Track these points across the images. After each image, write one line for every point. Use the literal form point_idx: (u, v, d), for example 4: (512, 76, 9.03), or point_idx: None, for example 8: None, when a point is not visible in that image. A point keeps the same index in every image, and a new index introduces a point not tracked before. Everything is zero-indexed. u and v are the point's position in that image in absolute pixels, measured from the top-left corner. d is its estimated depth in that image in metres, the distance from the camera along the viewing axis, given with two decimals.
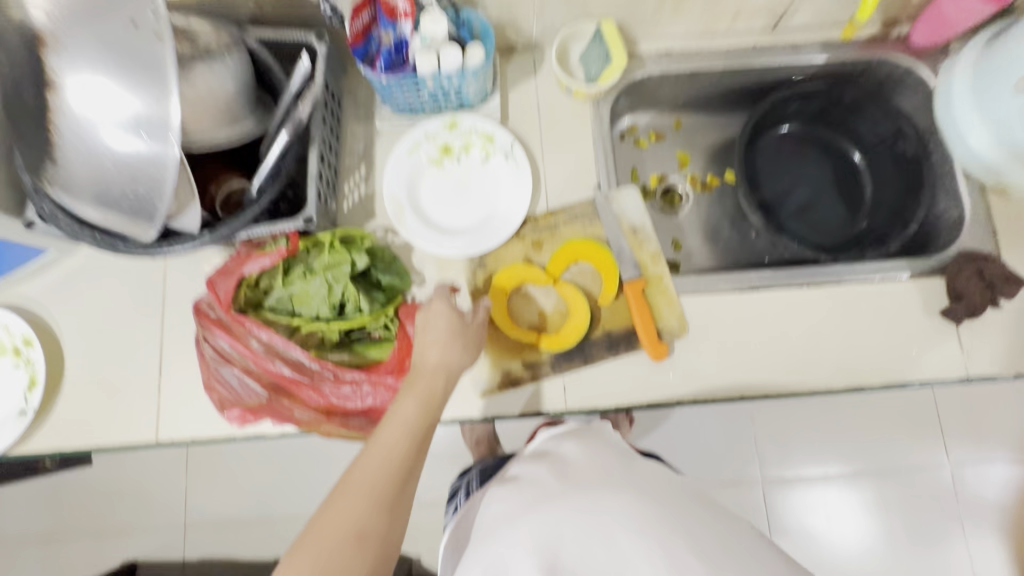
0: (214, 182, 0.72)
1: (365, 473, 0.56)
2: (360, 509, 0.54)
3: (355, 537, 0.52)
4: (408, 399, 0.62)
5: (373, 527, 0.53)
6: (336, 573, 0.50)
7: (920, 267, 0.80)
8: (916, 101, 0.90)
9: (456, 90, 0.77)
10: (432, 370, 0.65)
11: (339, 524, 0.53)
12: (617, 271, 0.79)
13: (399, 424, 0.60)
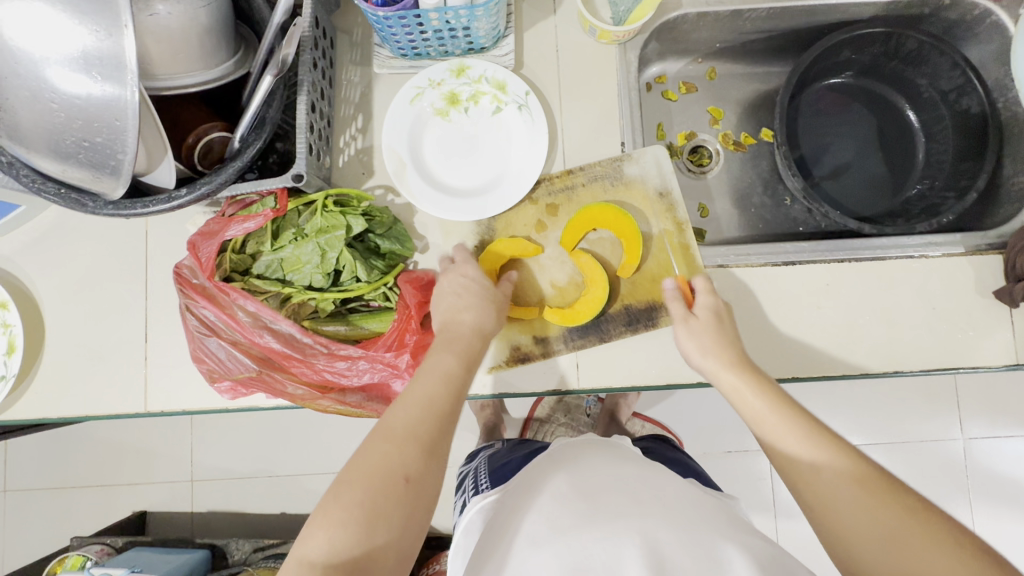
0: (193, 132, 0.64)
1: (404, 417, 0.54)
2: (397, 451, 0.51)
3: (401, 478, 0.50)
4: (447, 351, 0.60)
5: (418, 470, 0.51)
6: (380, 512, 0.48)
7: (976, 242, 0.73)
8: (987, 51, 0.79)
9: (464, 28, 0.67)
10: (461, 325, 0.63)
11: (378, 466, 0.50)
12: (639, 239, 0.71)
13: (438, 373, 0.58)
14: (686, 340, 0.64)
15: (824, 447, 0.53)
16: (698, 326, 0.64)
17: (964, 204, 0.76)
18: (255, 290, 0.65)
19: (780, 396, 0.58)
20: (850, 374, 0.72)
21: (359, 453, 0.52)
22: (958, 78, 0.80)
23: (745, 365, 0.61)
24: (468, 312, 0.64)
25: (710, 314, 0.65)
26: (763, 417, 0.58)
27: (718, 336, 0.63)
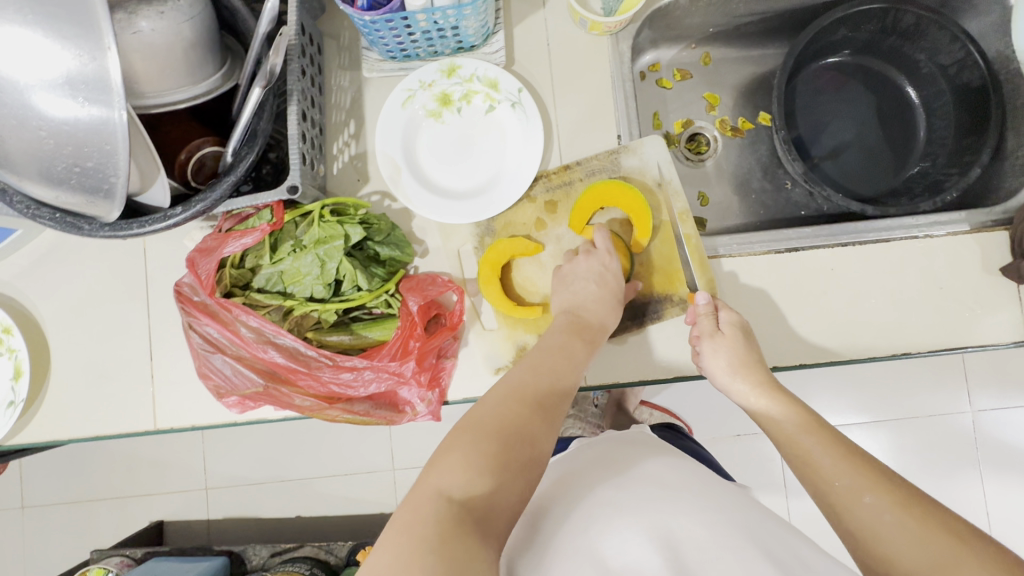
0: (183, 147, 0.63)
1: (523, 380, 0.57)
2: (520, 407, 0.54)
3: (526, 440, 0.51)
4: (566, 334, 0.63)
5: (540, 435, 0.52)
6: (508, 464, 0.49)
7: (981, 219, 0.72)
8: (987, 23, 0.77)
9: (453, 28, 0.66)
10: (594, 309, 0.65)
11: (504, 416, 0.52)
12: (649, 212, 0.70)
13: (562, 355, 0.61)
14: (708, 351, 0.65)
15: (842, 458, 0.54)
16: (724, 343, 0.64)
17: (968, 179, 0.75)
18: (256, 304, 0.65)
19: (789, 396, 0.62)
20: (859, 358, 0.71)
21: (479, 407, 0.54)
22: (959, 51, 0.78)
23: (756, 363, 0.64)
24: (607, 299, 0.66)
25: (736, 328, 0.65)
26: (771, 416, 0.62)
27: (740, 348, 0.64)
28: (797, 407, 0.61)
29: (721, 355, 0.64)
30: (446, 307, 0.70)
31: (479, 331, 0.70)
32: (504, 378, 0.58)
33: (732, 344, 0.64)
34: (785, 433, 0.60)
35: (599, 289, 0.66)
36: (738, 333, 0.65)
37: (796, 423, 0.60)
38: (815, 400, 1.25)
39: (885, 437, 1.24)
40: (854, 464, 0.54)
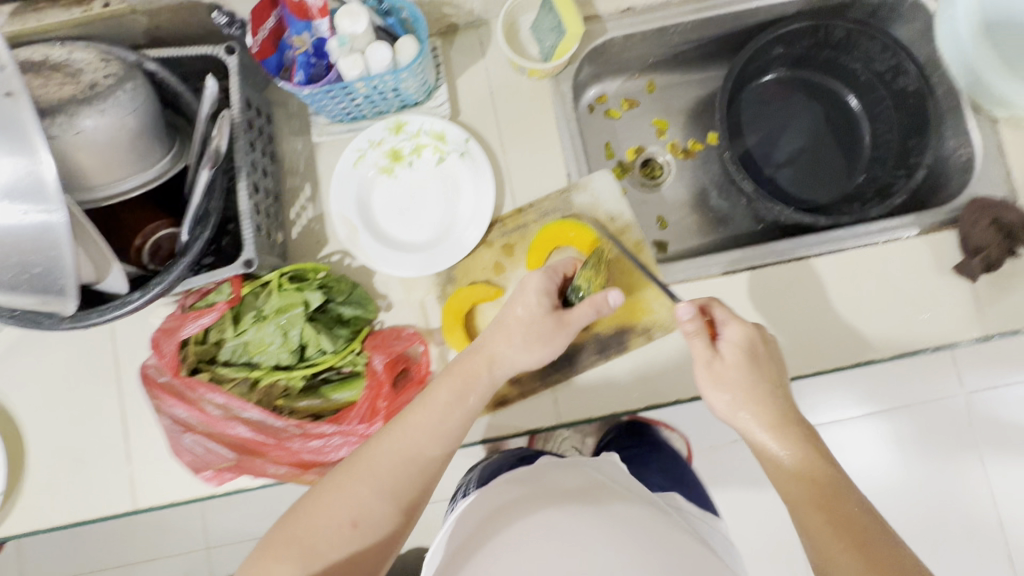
0: (139, 232, 0.64)
1: (382, 463, 0.57)
2: (363, 490, 0.55)
3: (350, 524, 0.54)
4: (443, 387, 0.60)
5: (371, 516, 0.54)
6: (323, 550, 0.52)
7: (929, 221, 0.73)
8: (914, 30, 0.80)
9: (393, 89, 0.67)
10: (514, 359, 0.63)
11: (341, 500, 0.54)
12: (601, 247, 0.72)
13: (432, 418, 0.59)
14: (705, 386, 0.61)
15: (845, 535, 0.49)
16: (726, 365, 0.59)
17: (913, 182, 0.76)
18: (224, 377, 0.65)
19: (799, 434, 0.57)
20: (828, 368, 0.71)
21: (334, 485, 0.56)
22: (891, 59, 0.80)
23: (761, 386, 0.59)
24: (533, 350, 0.63)
25: (739, 357, 0.59)
26: (758, 435, 0.58)
27: (738, 384, 0.59)
28: (788, 426, 0.57)
29: (721, 399, 0.59)
30: (413, 359, 0.71)
31: None
32: (371, 449, 0.58)
33: (730, 380, 0.59)
34: (771, 453, 0.56)
35: (529, 352, 0.63)
36: (741, 356, 0.59)
37: (780, 443, 0.56)
38: (807, 399, 1.25)
39: (880, 427, 1.24)
40: (832, 497, 0.51)
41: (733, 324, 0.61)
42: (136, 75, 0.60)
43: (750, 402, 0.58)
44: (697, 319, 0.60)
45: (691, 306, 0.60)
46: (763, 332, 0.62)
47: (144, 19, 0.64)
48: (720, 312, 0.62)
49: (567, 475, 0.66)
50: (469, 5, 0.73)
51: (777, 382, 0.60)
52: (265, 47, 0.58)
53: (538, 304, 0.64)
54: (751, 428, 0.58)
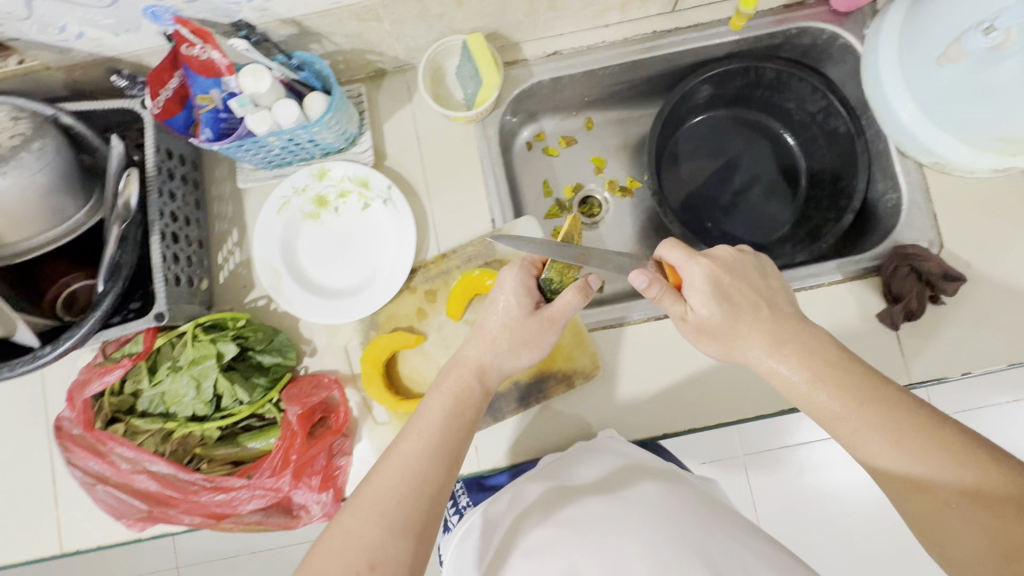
0: (59, 279, 0.66)
1: (378, 493, 0.53)
2: (374, 531, 0.50)
3: (367, 568, 0.49)
4: (432, 404, 0.59)
5: (386, 554, 0.50)
6: None
7: (853, 268, 0.73)
8: (845, 71, 0.80)
9: (309, 141, 0.67)
10: (502, 365, 0.63)
11: (353, 544, 0.50)
12: None
13: (420, 431, 0.57)
14: (693, 340, 0.58)
15: (899, 447, 0.46)
16: (704, 312, 0.55)
17: (840, 228, 0.76)
18: (138, 430, 0.65)
19: (810, 354, 0.52)
20: (751, 417, 0.70)
21: (332, 530, 0.52)
22: (821, 100, 0.80)
23: (744, 325, 0.54)
24: (524, 353, 0.63)
25: (705, 300, 0.55)
26: (784, 381, 0.53)
27: (721, 332, 0.55)
28: (811, 355, 0.52)
29: (714, 348, 0.56)
30: (333, 407, 0.71)
31: (371, 425, 0.71)
32: (361, 485, 0.54)
33: (719, 328, 0.55)
34: (807, 399, 0.51)
35: (518, 352, 0.63)
36: (706, 291, 0.55)
37: (810, 390, 0.51)
38: None
39: None
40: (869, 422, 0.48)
41: (689, 266, 0.56)
42: (47, 132, 0.60)
43: (736, 341, 0.54)
44: (656, 283, 0.56)
45: (643, 274, 0.55)
46: (719, 255, 0.57)
47: (60, 74, 0.65)
48: (671, 257, 0.57)
49: (585, 460, 0.65)
50: (392, 52, 0.74)
51: (759, 308, 0.54)
52: (167, 108, 0.59)
53: (519, 303, 0.63)
54: (771, 372, 0.54)
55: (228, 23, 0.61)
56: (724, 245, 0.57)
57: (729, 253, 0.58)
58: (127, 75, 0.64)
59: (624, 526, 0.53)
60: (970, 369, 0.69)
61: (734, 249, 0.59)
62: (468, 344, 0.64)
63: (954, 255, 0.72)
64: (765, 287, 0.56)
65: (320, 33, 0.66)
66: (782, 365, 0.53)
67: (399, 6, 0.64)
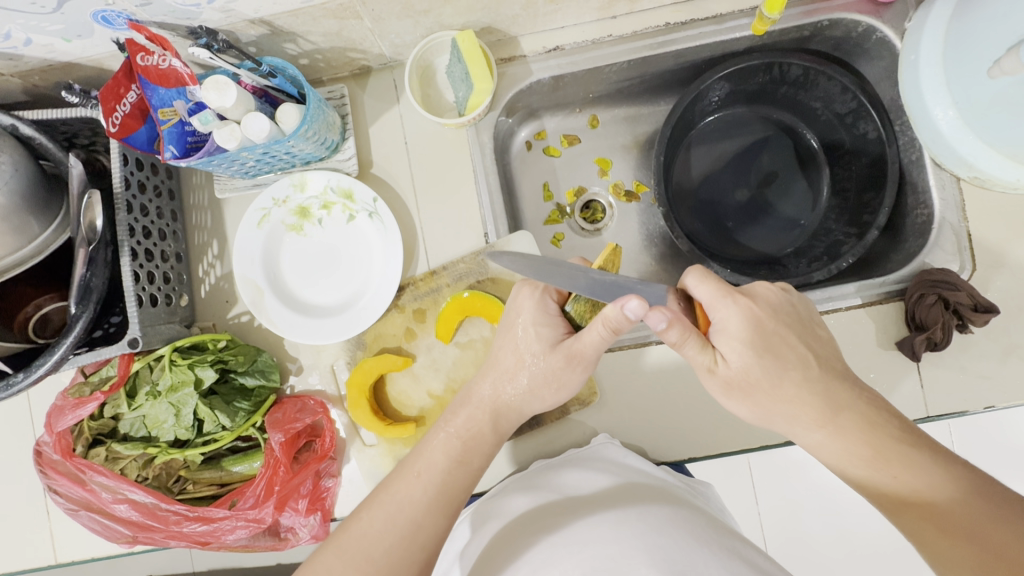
0: (31, 300, 0.62)
1: (368, 532, 0.50)
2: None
3: None
4: (440, 440, 0.55)
5: None
6: None
7: (873, 292, 0.67)
8: (881, 68, 0.72)
9: (285, 153, 0.62)
10: (518, 405, 0.59)
11: None
12: None
13: (422, 467, 0.54)
14: (720, 395, 0.53)
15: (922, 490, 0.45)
16: (732, 362, 0.51)
17: (863, 245, 0.68)
18: (119, 455, 0.64)
19: (859, 429, 0.48)
20: (755, 448, 0.66)
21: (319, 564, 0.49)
22: (852, 101, 0.72)
23: (790, 381, 0.50)
24: (545, 397, 0.59)
25: (741, 349, 0.50)
26: (835, 459, 0.49)
27: (762, 392, 0.50)
28: (875, 432, 0.48)
29: (749, 408, 0.52)
30: (319, 430, 0.69)
31: (359, 447, 0.68)
32: (354, 519, 0.52)
33: (755, 381, 0.50)
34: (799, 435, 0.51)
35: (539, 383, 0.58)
36: (745, 338, 0.50)
37: (868, 465, 0.47)
38: None
39: None
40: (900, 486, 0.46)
41: (724, 305, 0.51)
42: (3, 146, 0.54)
43: (780, 401, 0.50)
44: (676, 324, 0.49)
45: (662, 314, 0.48)
46: (759, 296, 0.52)
47: (18, 77, 0.60)
48: (700, 293, 0.52)
49: (584, 471, 0.61)
50: (377, 50, 0.68)
51: (807, 360, 0.51)
52: (125, 125, 0.56)
53: (539, 335, 0.58)
54: (820, 446, 0.50)
55: (189, 25, 0.56)
56: (766, 284, 0.53)
57: (771, 292, 0.53)
58: (75, 90, 0.59)
59: (619, 533, 0.49)
60: (993, 403, 0.64)
61: (778, 288, 0.55)
62: (481, 380, 0.60)
63: (986, 280, 0.66)
64: (813, 336, 0.53)
65: (294, 32, 0.61)
66: (829, 437, 0.49)
67: (381, 3, 0.58)
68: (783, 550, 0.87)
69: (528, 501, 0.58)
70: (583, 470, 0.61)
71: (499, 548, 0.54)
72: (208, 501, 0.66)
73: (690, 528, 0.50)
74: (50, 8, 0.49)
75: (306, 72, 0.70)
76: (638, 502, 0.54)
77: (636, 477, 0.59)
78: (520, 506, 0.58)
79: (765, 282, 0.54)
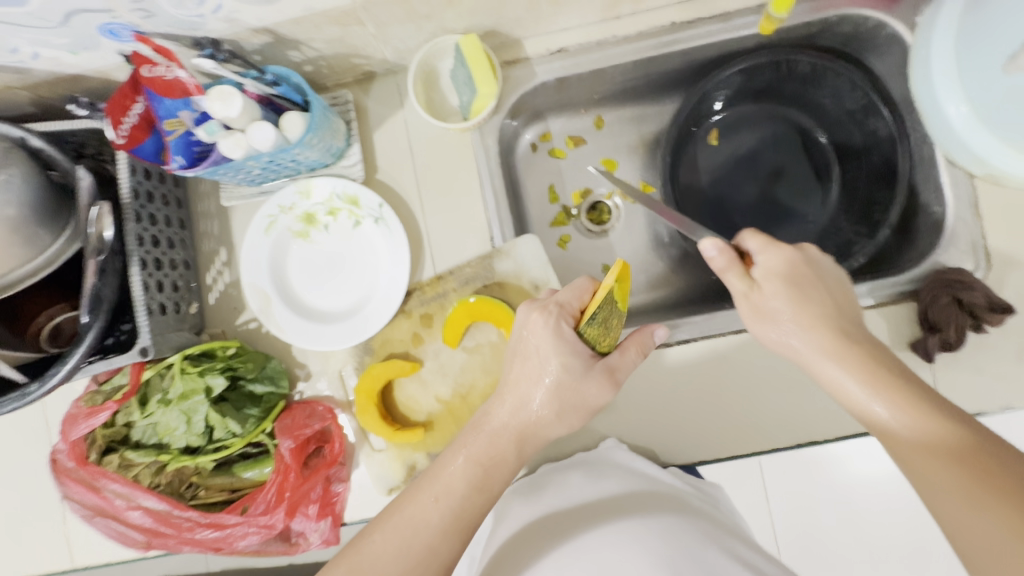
0: (43, 311, 0.63)
1: (380, 554, 0.50)
2: None
3: None
4: (457, 463, 0.54)
5: None
6: None
7: (885, 292, 0.66)
8: (891, 63, 0.71)
9: (291, 160, 0.62)
10: (544, 430, 0.58)
11: None
12: None
13: (439, 488, 0.53)
14: (750, 327, 0.54)
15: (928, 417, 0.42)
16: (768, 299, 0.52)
17: (875, 244, 0.67)
18: (133, 462, 0.64)
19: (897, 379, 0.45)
20: (766, 450, 0.65)
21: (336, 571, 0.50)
22: (861, 98, 0.71)
23: (813, 315, 0.50)
24: (571, 422, 0.59)
25: (778, 282, 0.52)
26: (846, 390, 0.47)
27: (787, 319, 0.51)
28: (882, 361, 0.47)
29: (770, 338, 0.53)
30: (327, 436, 0.69)
31: (369, 452, 0.68)
32: (365, 542, 0.51)
33: (783, 321, 0.51)
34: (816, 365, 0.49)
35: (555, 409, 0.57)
36: (784, 274, 0.52)
37: (879, 394, 0.45)
38: None
39: None
40: (908, 425, 0.43)
41: (770, 250, 0.54)
42: (12, 160, 0.55)
43: (800, 331, 0.50)
44: (726, 253, 0.55)
45: (710, 243, 0.55)
46: (806, 250, 0.54)
47: (26, 90, 0.61)
48: (749, 241, 0.55)
49: (594, 474, 0.60)
50: (381, 55, 0.68)
51: (833, 305, 0.51)
52: (132, 136, 0.56)
53: (565, 366, 0.57)
54: (834, 381, 0.48)
55: (193, 36, 0.56)
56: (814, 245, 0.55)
57: (816, 250, 0.56)
58: (83, 102, 0.61)
59: (632, 544, 0.50)
60: (1009, 404, 0.63)
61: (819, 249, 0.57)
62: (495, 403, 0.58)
63: (1001, 278, 0.64)
64: (838, 284, 0.53)
65: (298, 40, 0.61)
66: (838, 371, 0.47)
67: (383, 9, 0.58)
68: (798, 549, 0.86)
69: (536, 508, 0.58)
70: (594, 473, 0.61)
71: (508, 555, 0.54)
72: (221, 507, 0.67)
73: (692, 533, 0.51)
74: (55, 23, 0.50)
75: (310, 78, 0.70)
76: (648, 506, 0.53)
77: (646, 480, 0.59)
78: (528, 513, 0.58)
79: (791, 248, 0.54)
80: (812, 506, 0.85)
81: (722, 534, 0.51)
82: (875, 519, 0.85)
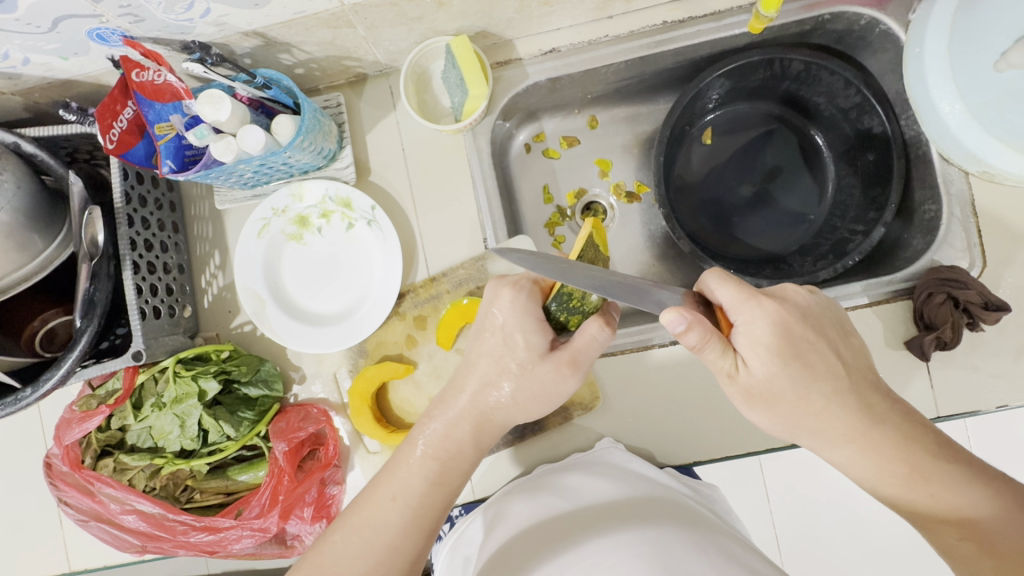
0: (37, 315, 0.63)
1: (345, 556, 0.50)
2: None
3: None
4: (415, 459, 0.54)
5: None
6: None
7: (880, 291, 0.66)
8: (885, 61, 0.70)
9: (283, 163, 0.62)
10: (502, 417, 0.57)
11: None
12: None
13: (393, 484, 0.53)
14: (742, 405, 0.51)
15: (954, 489, 0.45)
16: (756, 368, 0.48)
17: (869, 243, 0.67)
18: (127, 466, 0.65)
19: (917, 455, 0.47)
20: (760, 450, 0.65)
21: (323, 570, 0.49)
22: (855, 96, 0.71)
23: (818, 393, 0.48)
24: (529, 409, 0.57)
25: (767, 355, 0.47)
26: (862, 473, 0.49)
27: (785, 403, 0.48)
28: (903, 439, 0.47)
29: (772, 419, 0.50)
30: (322, 438, 0.69)
31: (363, 455, 0.68)
32: (332, 543, 0.51)
33: (778, 394, 0.48)
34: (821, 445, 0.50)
35: (518, 404, 0.56)
36: (771, 343, 0.47)
37: (902, 480, 0.47)
38: None
39: None
40: (937, 504, 0.46)
41: (749, 308, 0.48)
42: (5, 164, 0.55)
43: (808, 415, 0.48)
44: (697, 326, 0.46)
45: (679, 317, 0.45)
46: (789, 300, 0.49)
47: (18, 96, 0.61)
48: (722, 297, 0.49)
49: (589, 477, 0.60)
50: (372, 58, 0.68)
51: (837, 371, 0.48)
52: (123, 140, 0.56)
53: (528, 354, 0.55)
54: (848, 461, 0.49)
55: (184, 40, 0.56)
56: (797, 289, 0.50)
57: (798, 295, 0.50)
58: (72, 109, 0.61)
59: (620, 540, 0.49)
60: (1006, 403, 0.62)
61: (805, 291, 0.51)
62: (458, 387, 0.58)
63: (997, 277, 0.64)
64: (833, 333, 0.50)
65: (289, 43, 0.61)
66: (859, 454, 0.48)
67: (374, 11, 0.58)
68: (796, 551, 0.85)
69: (530, 510, 0.58)
70: (589, 476, 0.60)
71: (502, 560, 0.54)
72: (215, 510, 0.67)
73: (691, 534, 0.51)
74: (44, 28, 0.50)
75: (302, 81, 0.70)
76: (643, 510, 0.53)
77: (640, 483, 0.58)
78: (521, 515, 0.58)
79: (794, 287, 0.51)
80: (811, 508, 0.84)
81: (714, 539, 0.51)
82: (872, 519, 0.85)
